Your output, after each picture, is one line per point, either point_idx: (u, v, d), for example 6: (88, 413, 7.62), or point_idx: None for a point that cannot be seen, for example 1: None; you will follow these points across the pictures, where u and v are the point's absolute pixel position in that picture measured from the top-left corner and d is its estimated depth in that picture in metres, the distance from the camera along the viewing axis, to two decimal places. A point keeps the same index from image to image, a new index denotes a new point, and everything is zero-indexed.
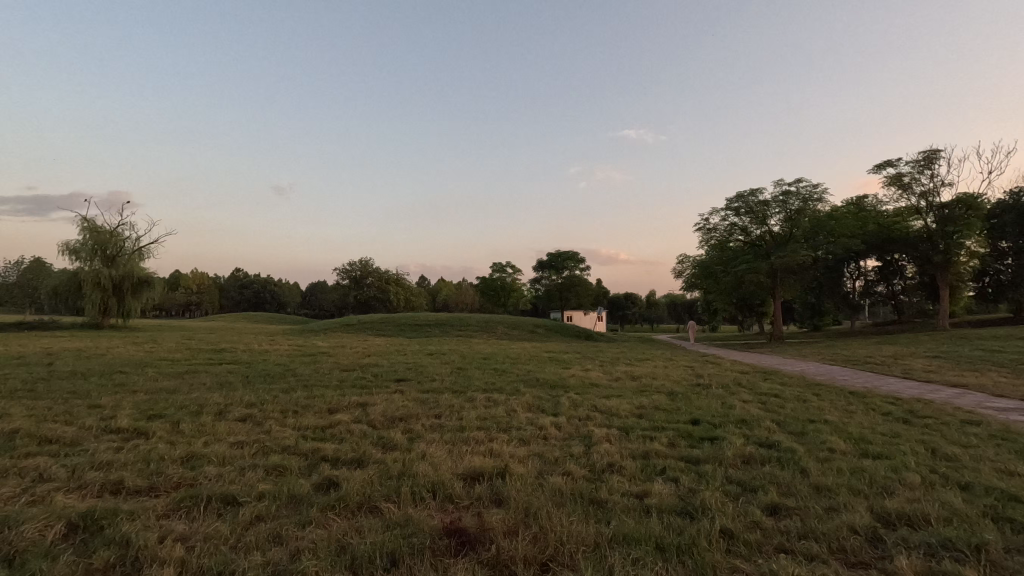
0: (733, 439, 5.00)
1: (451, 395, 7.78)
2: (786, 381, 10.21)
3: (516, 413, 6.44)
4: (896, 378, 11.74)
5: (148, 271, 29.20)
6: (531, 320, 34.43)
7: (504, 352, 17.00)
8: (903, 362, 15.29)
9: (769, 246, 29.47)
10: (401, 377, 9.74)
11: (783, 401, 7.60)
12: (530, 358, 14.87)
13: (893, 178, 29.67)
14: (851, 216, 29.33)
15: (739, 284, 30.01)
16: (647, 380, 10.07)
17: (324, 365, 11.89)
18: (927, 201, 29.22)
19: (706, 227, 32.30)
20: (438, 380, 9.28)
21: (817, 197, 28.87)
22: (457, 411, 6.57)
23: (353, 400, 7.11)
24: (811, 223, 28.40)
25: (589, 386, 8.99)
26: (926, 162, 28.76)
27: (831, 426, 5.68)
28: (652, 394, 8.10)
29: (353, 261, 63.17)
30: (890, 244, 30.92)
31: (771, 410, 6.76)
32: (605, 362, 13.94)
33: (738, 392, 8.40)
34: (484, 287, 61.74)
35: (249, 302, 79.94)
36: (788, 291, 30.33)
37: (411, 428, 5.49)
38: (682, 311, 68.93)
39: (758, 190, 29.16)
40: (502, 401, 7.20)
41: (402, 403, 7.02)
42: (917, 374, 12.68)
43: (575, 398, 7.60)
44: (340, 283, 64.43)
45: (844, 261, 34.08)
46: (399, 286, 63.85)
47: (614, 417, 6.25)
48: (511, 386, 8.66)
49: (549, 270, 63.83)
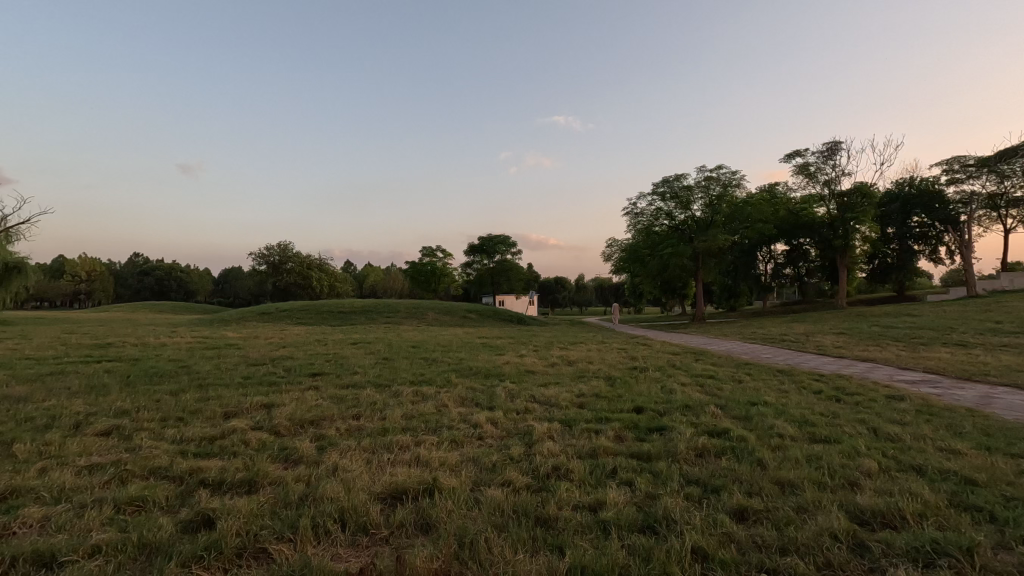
0: (682, 429, 4.67)
1: (374, 390, 6.94)
2: (717, 362, 10.34)
3: (447, 408, 5.80)
4: (812, 355, 12.32)
5: (18, 256, 25.11)
6: (463, 306, 33.68)
7: (435, 339, 16.21)
8: (815, 339, 16.24)
9: (692, 231, 30.63)
10: (317, 371, 8.72)
11: (720, 382, 7.51)
12: (462, 345, 14.18)
13: (801, 167, 31.79)
14: (765, 202, 31.06)
15: (664, 267, 30.97)
16: (583, 365, 9.76)
17: (229, 360, 10.53)
18: (830, 189, 31.61)
19: (633, 212, 33.01)
20: (361, 373, 8.40)
21: (736, 183, 30.27)
22: (380, 409, 5.79)
23: (257, 401, 6.10)
24: (730, 208, 29.82)
25: (524, 374, 8.50)
26: (829, 153, 31.03)
27: (774, 408, 5.54)
28: (590, 380, 7.75)
29: (270, 245, 58.96)
30: (797, 229, 33.22)
31: (711, 393, 6.61)
32: (539, 347, 13.56)
33: (674, 374, 8.28)
34: (413, 272, 59.92)
35: (150, 290, 72.47)
36: (708, 274, 31.80)
37: (323, 434, 4.68)
38: (610, 294, 71.10)
39: (683, 175, 30.11)
40: (431, 395, 6.51)
41: (315, 403, 6.12)
42: (829, 350, 13.43)
43: (511, 388, 7.08)
44: (257, 269, 59.93)
45: (757, 246, 36.23)
46: (323, 271, 60.47)
47: (554, 409, 5.78)
48: (442, 377, 7.97)
49: (480, 254, 63.08)
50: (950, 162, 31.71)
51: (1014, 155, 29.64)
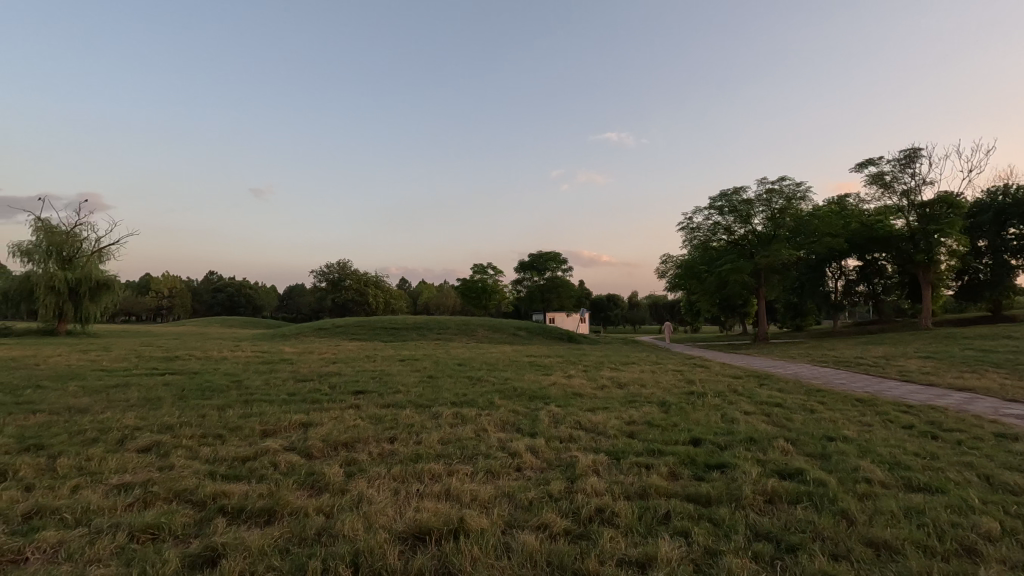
0: (747, 467, 4.12)
1: (414, 410, 6.73)
2: (784, 387, 9.44)
3: (486, 433, 5.47)
4: (895, 382, 11.06)
5: (108, 274, 27.36)
6: (513, 323, 33.47)
7: (482, 357, 15.99)
8: (896, 363, 14.70)
9: (753, 246, 29.10)
10: (361, 388, 8.66)
11: (788, 412, 6.75)
12: (509, 363, 13.85)
13: (874, 177, 29.61)
14: (834, 215, 29.05)
15: (723, 284, 29.50)
16: (634, 388, 9.16)
17: (280, 375, 10.72)
18: (909, 200, 29.20)
19: (689, 227, 31.83)
20: (404, 391, 8.26)
21: (801, 195, 28.56)
22: (417, 431, 5.55)
23: (296, 419, 6.02)
24: (794, 222, 28.09)
25: (571, 397, 8.03)
26: (907, 161, 28.75)
27: (856, 446, 4.83)
28: (642, 406, 7.20)
29: (330, 263, 61.53)
30: (872, 243, 30.80)
31: (779, 425, 5.91)
32: (588, 367, 13.02)
33: (735, 401, 7.57)
34: (465, 290, 60.60)
35: (222, 306, 77.29)
36: (771, 291, 30.00)
37: (355, 458, 4.46)
38: (664, 312, 68.82)
39: (742, 188, 28.77)
40: (471, 418, 6.21)
41: (353, 424, 5.97)
42: (914, 376, 12.05)
43: (555, 412, 6.66)
44: (318, 286, 62.60)
45: (826, 261, 33.87)
46: (378, 289, 62.36)
47: (601, 438, 5.32)
48: (484, 398, 7.66)
49: (531, 271, 62.96)
50: None
51: None
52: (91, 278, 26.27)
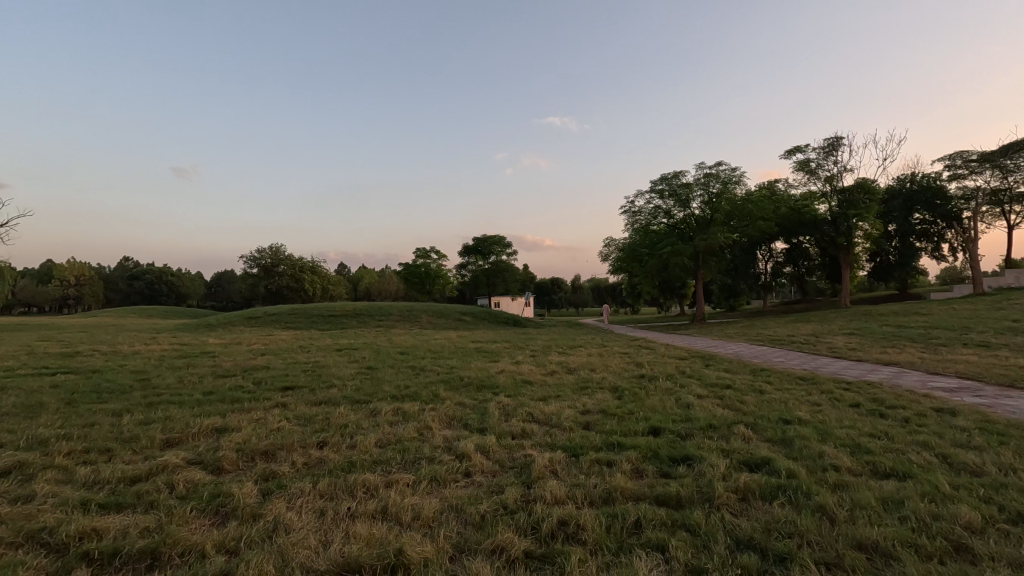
0: (712, 459, 3.86)
1: (349, 408, 6.05)
2: (730, 368, 9.50)
3: (430, 432, 4.93)
4: (828, 359, 11.51)
5: None
6: (458, 308, 32.79)
7: (426, 344, 15.30)
8: (825, 340, 15.45)
9: (691, 229, 29.93)
10: (290, 383, 7.82)
11: (740, 395, 6.66)
12: (454, 350, 13.28)
13: (801, 164, 31.15)
14: (766, 199, 30.34)
15: (664, 267, 30.21)
16: (585, 374, 8.90)
17: (198, 370, 9.59)
18: (832, 186, 30.98)
19: (632, 210, 32.26)
20: (340, 386, 7.53)
21: (736, 180, 29.58)
22: (351, 433, 4.90)
23: (209, 424, 5.19)
24: (729, 207, 29.07)
25: (521, 385, 7.62)
26: (830, 149, 30.43)
27: (814, 429, 4.71)
28: (595, 393, 6.90)
29: (262, 248, 57.80)
30: (799, 227, 32.53)
31: (735, 408, 5.77)
32: (536, 352, 12.70)
33: (687, 384, 7.43)
34: (407, 274, 58.93)
35: (140, 295, 70.99)
36: (709, 273, 31.05)
37: (274, 471, 3.79)
38: (606, 294, 70.32)
39: (681, 173, 29.40)
40: (414, 414, 5.64)
41: (277, 426, 5.23)
42: (843, 352, 12.64)
43: (505, 404, 6.22)
44: (248, 272, 58.74)
45: (757, 244, 35.50)
46: (315, 274, 59.43)
47: (556, 431, 4.94)
48: (428, 391, 7.09)
49: (475, 255, 62.09)
50: (952, 157, 31.11)
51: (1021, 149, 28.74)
52: None
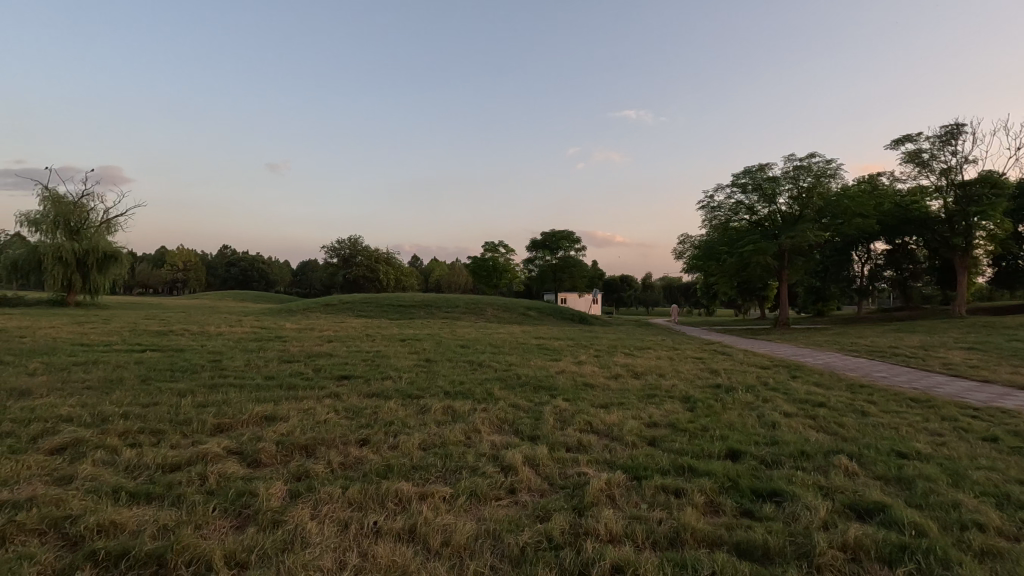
0: (808, 498, 3.17)
1: (400, 402, 5.84)
2: (822, 381, 8.40)
3: (477, 437, 4.56)
4: (942, 377, 9.96)
5: (115, 245, 26.75)
6: (524, 302, 32.52)
7: (488, 338, 15.08)
8: (936, 354, 13.53)
9: (777, 227, 27.62)
10: (347, 372, 7.80)
11: (837, 415, 5.73)
12: (516, 346, 12.95)
13: (911, 154, 27.76)
14: (866, 194, 27.34)
15: (744, 266, 28.14)
16: (653, 379, 8.20)
17: (267, 354, 9.90)
18: (948, 179, 27.36)
19: (710, 205, 30.33)
20: (395, 378, 7.39)
21: (831, 172, 26.84)
22: (396, 431, 4.63)
23: (259, 410, 5.14)
24: (822, 202, 26.50)
25: (581, 388, 7.10)
26: (948, 137, 26.87)
27: (941, 469, 3.83)
28: (663, 402, 6.23)
29: (342, 239, 60.79)
30: (905, 225, 29.09)
31: (833, 434, 4.92)
32: (600, 353, 12.06)
33: (770, 399, 6.55)
34: (475, 268, 59.59)
35: (235, 280, 77.25)
36: (795, 275, 28.56)
37: (308, 470, 3.57)
38: (678, 294, 67.39)
39: (768, 165, 27.14)
40: (463, 414, 5.30)
41: (325, 418, 5.07)
42: (961, 370, 10.92)
43: (561, 409, 5.74)
44: (329, 262, 62.03)
45: (853, 244, 32.23)
46: (389, 265, 61.67)
47: (617, 446, 4.39)
48: (482, 389, 6.76)
49: (542, 250, 61.50)
50: None
51: None
52: (98, 249, 25.58)
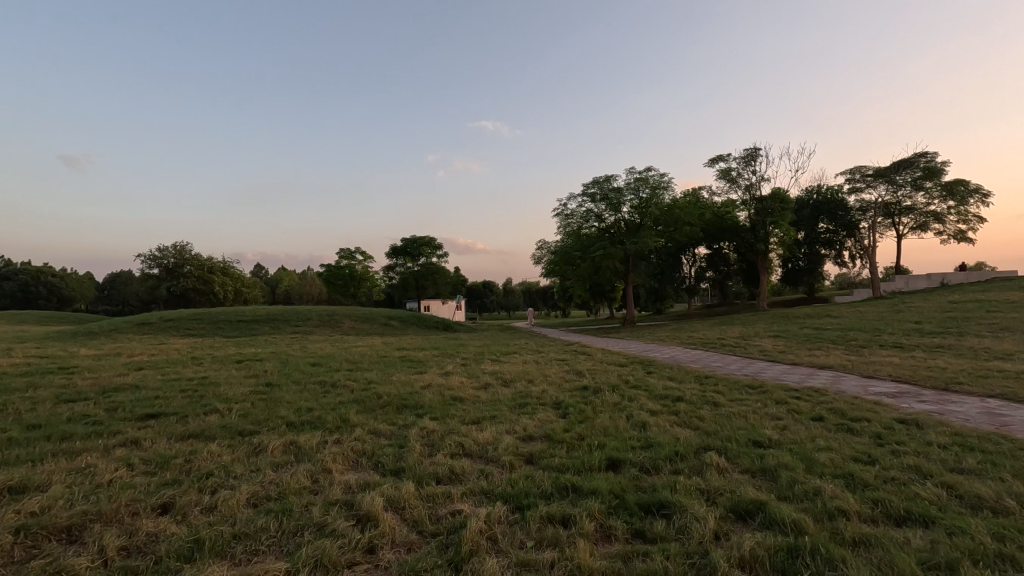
0: (694, 507, 3.01)
1: (227, 443, 4.67)
2: (673, 376, 8.94)
3: (327, 480, 3.72)
4: (763, 363, 11.41)
5: None
6: (385, 312, 30.90)
7: (344, 354, 13.68)
8: (753, 343, 15.64)
9: (622, 233, 30.17)
10: (156, 408, 6.19)
11: (694, 409, 5.98)
12: (377, 360, 11.91)
13: (723, 172, 32.44)
14: (691, 205, 31.27)
15: (596, 270, 30.16)
16: (523, 386, 7.95)
17: (39, 393, 7.56)
18: (750, 194, 32.49)
19: (564, 213, 32.02)
20: (224, 411, 6.05)
21: (664, 185, 30.12)
22: (216, 486, 3.57)
23: (1, 478, 3.64)
24: (658, 212, 29.62)
25: (450, 403, 6.54)
26: (748, 159, 31.96)
27: (794, 454, 4.03)
28: (536, 411, 5.96)
29: (164, 246, 51.99)
30: (721, 233, 33.86)
31: (697, 429, 5.04)
32: (467, 361, 11.64)
33: (635, 398, 6.68)
34: (330, 276, 55.45)
35: (11, 298, 61.45)
36: (638, 277, 31.44)
37: (67, 566, 2.47)
38: (537, 298, 70.53)
39: (613, 177, 29.51)
40: (311, 451, 4.38)
41: (111, 477, 3.76)
42: (775, 356, 12.67)
43: (430, 431, 5.10)
44: (147, 273, 52.58)
45: (682, 250, 36.66)
46: (227, 276, 54.44)
47: (495, 471, 3.90)
48: (335, 415, 5.82)
49: (403, 257, 59.43)
50: (852, 171, 33.66)
51: (909, 166, 31.66)
52: None
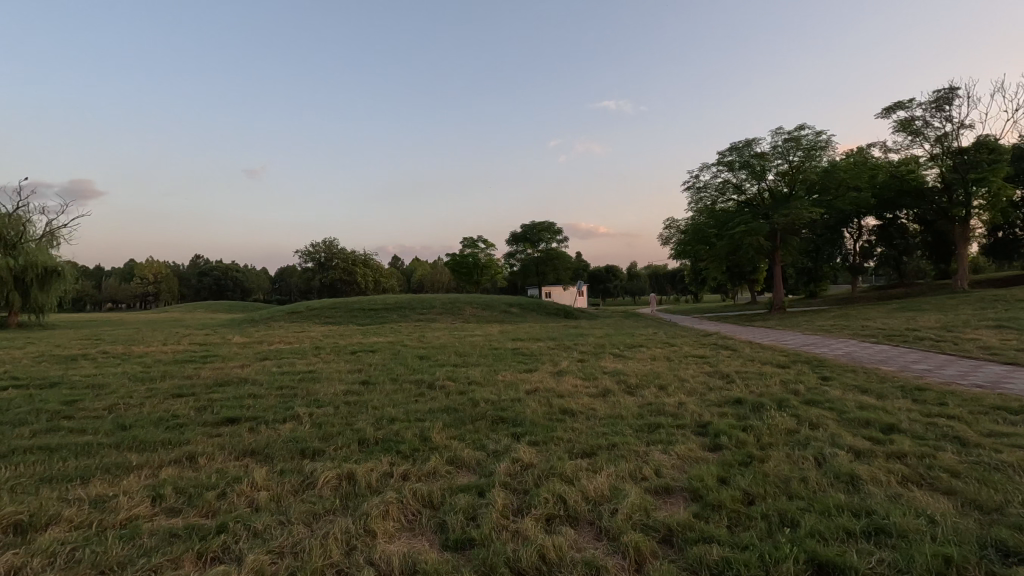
0: None
1: (280, 470, 3.81)
2: (866, 386, 6.54)
3: (364, 558, 2.57)
4: (995, 366, 8.28)
5: (58, 257, 22.33)
6: (505, 298, 30.64)
7: (455, 345, 13.04)
8: (966, 336, 11.83)
9: (767, 205, 26.03)
10: (242, 410, 5.71)
11: (932, 452, 3.83)
12: (485, 354, 10.98)
13: (903, 123, 26.31)
14: (858, 166, 25.84)
15: (735, 249, 26.50)
16: (652, 395, 6.29)
17: (161, 384, 7.72)
18: (943, 147, 25.91)
19: (696, 186, 28.62)
20: (302, 419, 5.34)
21: (823, 145, 25.11)
22: (220, 556, 2.58)
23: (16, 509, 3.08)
24: (814, 177, 24.93)
25: (558, 420, 5.14)
26: (939, 103, 25.48)
27: None
28: (672, 441, 4.32)
29: (316, 242, 57.94)
30: (900, 197, 27.67)
31: (966, 502, 2.97)
32: (585, 356, 10.16)
33: (821, 425, 4.65)
34: (454, 266, 57.12)
35: (209, 290, 73.70)
36: (789, 255, 26.97)
37: None
38: (665, 282, 66.32)
39: (755, 140, 25.38)
40: (362, 497, 3.28)
41: (123, 520, 3.01)
42: (1009, 355, 9.23)
43: (526, 469, 3.75)
44: (304, 267, 59.03)
45: (844, 221, 30.89)
46: (367, 267, 59.07)
47: (613, 569, 2.40)
48: (415, 432, 4.77)
49: (523, 243, 59.01)
50: None
51: None
52: (36, 264, 21.30)
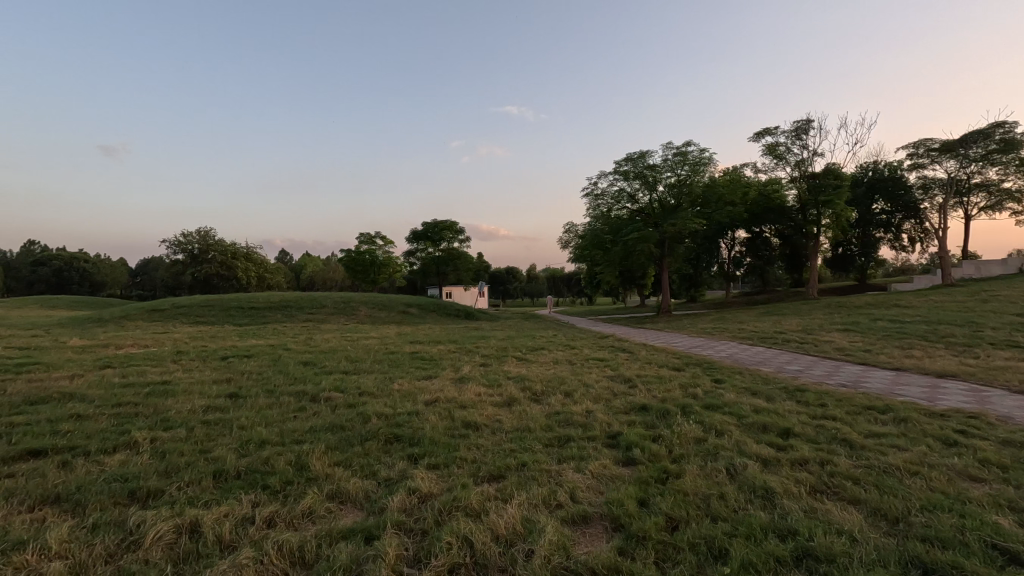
0: None
1: (88, 527, 2.84)
2: (756, 389, 6.83)
3: None
4: (852, 366, 9.23)
5: None
6: (404, 298, 29.41)
7: (346, 349, 11.91)
8: (824, 339, 13.26)
9: (657, 214, 27.74)
10: (52, 438, 4.41)
11: (830, 458, 3.89)
12: (381, 359, 10.09)
13: (770, 147, 29.52)
14: (734, 183, 28.48)
15: (629, 255, 27.87)
16: (560, 402, 6.01)
17: None
18: (800, 171, 29.47)
19: (594, 193, 29.71)
20: (139, 447, 4.25)
21: (706, 162, 27.31)
22: None
23: None
24: (697, 191, 27.02)
25: (462, 436, 4.61)
26: (798, 132, 28.95)
27: None
28: (586, 457, 3.98)
29: (188, 231, 51.55)
30: (766, 213, 31.03)
31: (875, 514, 2.95)
32: (488, 361, 9.73)
33: (726, 432, 4.63)
34: (350, 263, 53.94)
35: (46, 283, 62.28)
36: (675, 262, 28.95)
37: None
38: (562, 284, 68.66)
39: (648, 153, 26.94)
40: (205, 561, 2.48)
41: None
42: (860, 356, 10.39)
43: (425, 503, 3.17)
44: (171, 259, 52.11)
45: (720, 233, 33.99)
46: (249, 262, 53.70)
47: None
48: (288, 458, 3.95)
49: (424, 241, 57.50)
50: (916, 145, 29.56)
51: (983, 138, 27.11)
52: None
